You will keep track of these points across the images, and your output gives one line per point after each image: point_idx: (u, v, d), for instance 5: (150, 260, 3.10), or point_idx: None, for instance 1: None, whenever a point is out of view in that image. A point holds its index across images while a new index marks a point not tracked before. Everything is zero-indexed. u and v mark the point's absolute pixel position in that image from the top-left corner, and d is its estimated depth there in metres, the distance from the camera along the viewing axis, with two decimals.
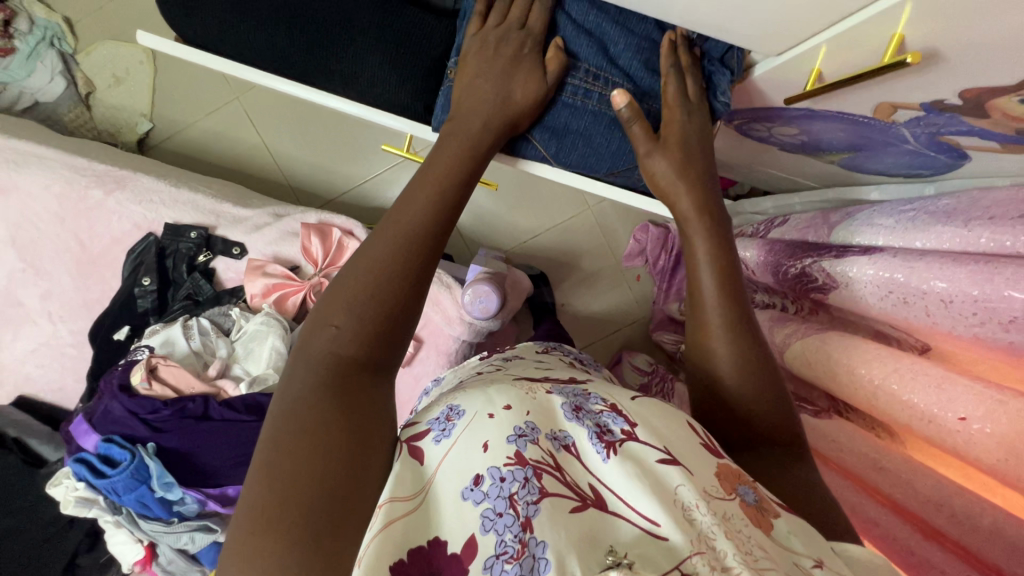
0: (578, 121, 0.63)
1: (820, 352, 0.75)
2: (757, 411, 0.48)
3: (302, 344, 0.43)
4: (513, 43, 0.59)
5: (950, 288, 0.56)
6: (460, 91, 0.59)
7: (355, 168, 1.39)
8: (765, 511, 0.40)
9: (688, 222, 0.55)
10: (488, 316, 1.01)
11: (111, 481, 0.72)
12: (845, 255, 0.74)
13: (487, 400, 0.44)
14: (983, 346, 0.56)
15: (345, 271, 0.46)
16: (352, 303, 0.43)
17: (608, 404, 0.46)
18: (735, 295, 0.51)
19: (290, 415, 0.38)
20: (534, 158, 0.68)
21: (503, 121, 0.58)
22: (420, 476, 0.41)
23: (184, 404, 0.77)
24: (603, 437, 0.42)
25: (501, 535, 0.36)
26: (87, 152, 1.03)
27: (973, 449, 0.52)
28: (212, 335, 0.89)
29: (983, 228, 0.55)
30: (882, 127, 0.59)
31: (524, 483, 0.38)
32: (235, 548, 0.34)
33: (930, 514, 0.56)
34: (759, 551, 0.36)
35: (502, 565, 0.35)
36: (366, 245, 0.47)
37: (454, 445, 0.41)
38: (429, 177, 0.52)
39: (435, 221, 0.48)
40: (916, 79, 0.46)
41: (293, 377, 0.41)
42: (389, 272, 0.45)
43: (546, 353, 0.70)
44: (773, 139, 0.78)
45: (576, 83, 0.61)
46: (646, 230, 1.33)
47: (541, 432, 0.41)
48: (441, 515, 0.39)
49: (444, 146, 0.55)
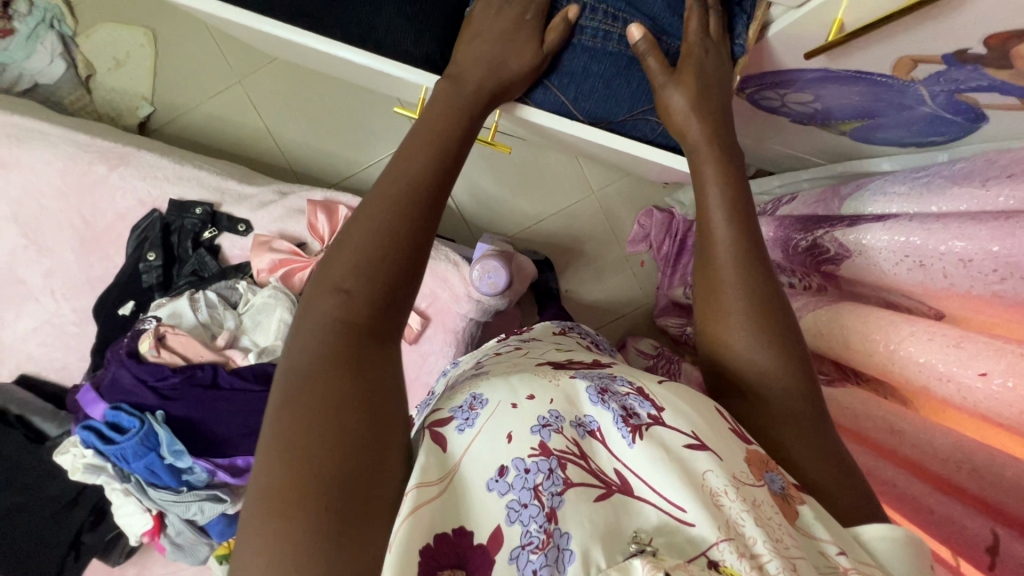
0: (598, 64, 0.64)
1: (832, 322, 0.75)
2: (770, 375, 0.45)
3: (306, 312, 0.42)
4: (516, 8, 0.60)
5: (968, 246, 0.56)
6: (461, 48, 0.60)
7: (359, 150, 1.38)
8: (792, 499, 0.39)
9: (698, 151, 0.55)
10: (497, 292, 1.01)
11: (120, 447, 0.72)
12: (857, 224, 0.74)
13: (510, 389, 0.43)
14: (1000, 304, 0.55)
15: (343, 236, 0.45)
16: (358, 267, 0.42)
17: (635, 387, 0.45)
18: (750, 249, 0.50)
19: (303, 386, 0.38)
20: (551, 107, 0.67)
21: (495, 84, 0.58)
22: (445, 463, 0.40)
23: (193, 372, 0.77)
24: (628, 420, 0.41)
25: (526, 525, 0.36)
26: (91, 129, 1.02)
27: (994, 404, 0.52)
28: (219, 308, 0.88)
29: (1003, 186, 0.55)
30: (899, 87, 0.59)
31: (549, 474, 0.37)
32: (254, 524, 0.34)
33: (949, 471, 0.56)
34: (789, 538, 0.36)
35: (527, 556, 0.35)
36: (364, 208, 0.46)
37: (478, 435, 0.40)
38: (424, 143, 0.50)
39: (434, 186, 0.48)
40: (941, 26, 0.46)
41: (299, 346, 0.40)
42: (393, 238, 0.44)
43: (562, 333, 0.70)
44: (785, 109, 0.78)
45: (595, 25, 0.62)
46: (649, 214, 1.37)
47: (565, 421, 0.41)
48: (470, 504, 0.38)
49: (431, 108, 0.54)
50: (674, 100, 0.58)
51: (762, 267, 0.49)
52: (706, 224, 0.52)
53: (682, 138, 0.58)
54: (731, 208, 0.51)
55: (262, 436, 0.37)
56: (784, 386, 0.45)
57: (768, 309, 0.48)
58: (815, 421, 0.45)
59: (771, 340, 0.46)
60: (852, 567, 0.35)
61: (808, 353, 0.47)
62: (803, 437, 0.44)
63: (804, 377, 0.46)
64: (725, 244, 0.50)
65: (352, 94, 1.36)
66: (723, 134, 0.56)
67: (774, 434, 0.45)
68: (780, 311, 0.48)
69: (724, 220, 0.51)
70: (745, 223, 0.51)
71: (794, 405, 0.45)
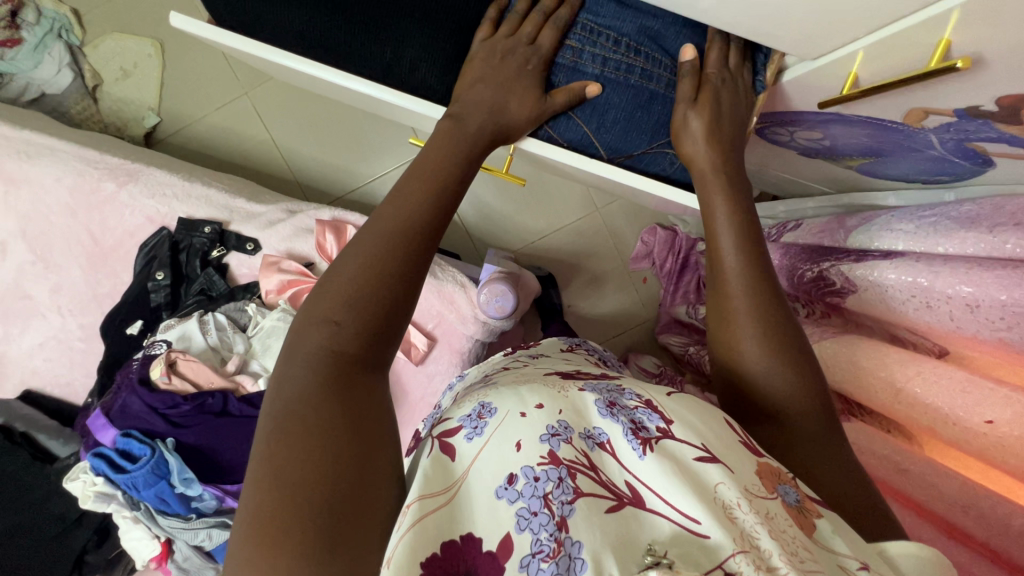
0: (620, 96, 0.63)
1: (837, 354, 0.75)
2: (785, 396, 0.46)
3: (295, 341, 0.42)
4: (519, 56, 0.60)
5: (975, 292, 0.57)
6: (460, 91, 0.60)
7: (366, 165, 1.39)
8: (809, 513, 0.39)
9: (706, 179, 0.58)
10: (504, 315, 1.02)
11: (131, 476, 0.71)
12: (863, 258, 0.75)
13: (520, 400, 0.45)
14: (1006, 350, 0.56)
15: (335, 266, 0.45)
16: (349, 297, 0.43)
17: (643, 400, 0.45)
18: (756, 280, 0.51)
19: (292, 413, 0.38)
20: (573, 137, 0.67)
21: (495, 129, 0.59)
22: (451, 473, 0.41)
23: (204, 400, 0.77)
24: (638, 433, 0.41)
25: (536, 533, 0.36)
26: (100, 146, 1.03)
27: (1000, 451, 0.53)
28: (228, 331, 0.89)
29: (1010, 234, 0.56)
30: (908, 133, 0.60)
31: (558, 483, 0.37)
32: (242, 559, 0.34)
33: (957, 515, 0.57)
34: (804, 552, 0.36)
35: (538, 564, 0.34)
36: (358, 237, 0.46)
37: (488, 444, 0.41)
38: (419, 179, 0.51)
39: (429, 215, 0.48)
40: (956, 85, 0.47)
41: (288, 372, 0.40)
42: (384, 268, 0.44)
43: (571, 350, 0.71)
44: (794, 144, 0.79)
45: (618, 58, 0.62)
46: (654, 232, 1.36)
47: (574, 432, 0.42)
48: (475, 513, 0.38)
49: (431, 145, 0.55)
50: (693, 125, 0.59)
51: (774, 292, 0.51)
52: (716, 249, 0.54)
53: (692, 161, 0.60)
54: (739, 233, 0.53)
55: (250, 465, 0.37)
56: (800, 408, 0.46)
57: (780, 331, 0.48)
58: (833, 444, 0.45)
59: (784, 361, 0.47)
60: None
61: (822, 374, 0.48)
62: (821, 460, 0.44)
63: (819, 398, 0.47)
64: (737, 273, 0.51)
65: (359, 110, 1.36)
66: (732, 163, 0.58)
67: (797, 451, 0.45)
68: (794, 334, 0.49)
69: (733, 254, 0.52)
70: (754, 252, 0.52)
71: (807, 426, 0.45)
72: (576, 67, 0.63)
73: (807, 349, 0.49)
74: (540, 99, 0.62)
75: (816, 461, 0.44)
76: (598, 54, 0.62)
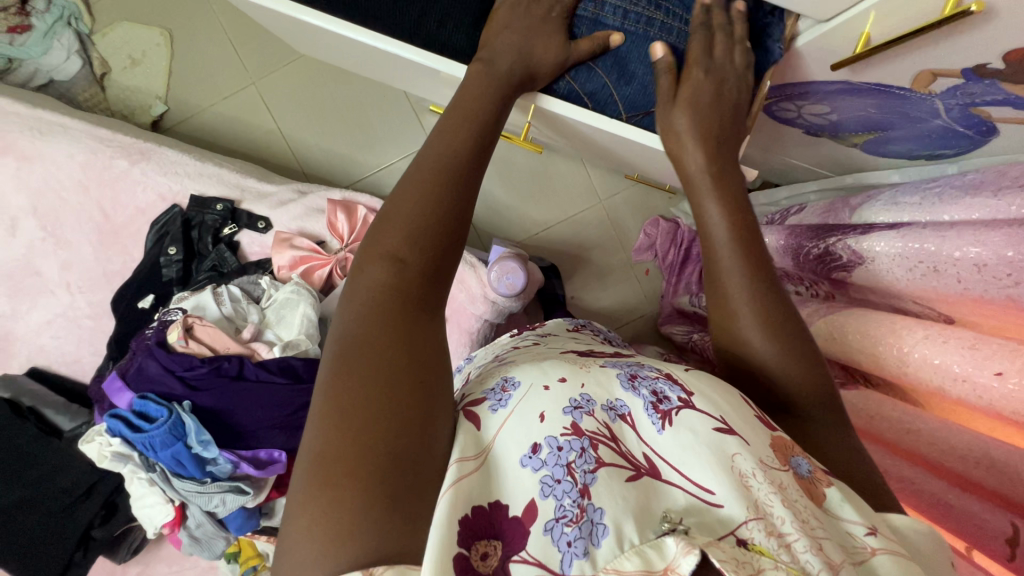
0: (639, 49, 0.66)
1: (844, 326, 0.77)
2: (776, 361, 0.47)
3: (357, 279, 0.43)
4: (544, 5, 0.62)
5: (983, 252, 0.59)
6: (486, 38, 0.62)
7: (372, 154, 1.40)
8: (819, 482, 0.40)
9: (693, 180, 0.56)
10: (514, 293, 1.02)
11: (149, 435, 0.72)
12: (871, 231, 0.76)
13: (542, 373, 0.45)
14: (1015, 308, 0.57)
15: (392, 205, 0.46)
16: (412, 236, 0.44)
17: (663, 372, 0.46)
18: (751, 241, 0.51)
19: (356, 352, 0.38)
20: (593, 88, 0.68)
21: (523, 71, 0.59)
22: (480, 441, 0.40)
23: (221, 363, 0.78)
24: (659, 406, 0.42)
25: (560, 499, 0.36)
26: (113, 125, 1.03)
27: (1011, 405, 0.53)
28: (243, 302, 0.90)
29: (1014, 196, 0.58)
30: (916, 100, 0.62)
31: (581, 453, 0.38)
32: (307, 488, 0.34)
33: (967, 470, 0.58)
34: (814, 520, 0.37)
35: (561, 529, 0.35)
36: (412, 179, 0.47)
37: (511, 415, 0.41)
38: (462, 121, 0.52)
39: (477, 162, 0.50)
40: (966, 40, 0.49)
41: (351, 312, 0.41)
42: (442, 213, 0.45)
43: (577, 331, 0.71)
44: (801, 121, 0.81)
45: (638, 11, 0.65)
46: (656, 224, 1.33)
47: (596, 404, 0.42)
48: (504, 480, 0.38)
49: (468, 84, 0.56)
50: (676, 118, 0.60)
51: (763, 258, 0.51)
52: (702, 221, 0.54)
53: (679, 161, 0.59)
54: (731, 209, 0.53)
55: (313, 401, 0.38)
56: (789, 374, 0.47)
57: (770, 297, 0.49)
58: (825, 410, 0.47)
59: (777, 326, 0.48)
60: (880, 547, 0.36)
61: (812, 338, 0.49)
62: (809, 424, 0.46)
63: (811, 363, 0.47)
64: (724, 236, 0.51)
65: (368, 100, 1.38)
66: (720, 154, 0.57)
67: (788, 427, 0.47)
68: (783, 303, 0.49)
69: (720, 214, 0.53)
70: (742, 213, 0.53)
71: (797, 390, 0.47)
72: (598, 18, 0.65)
73: (800, 327, 0.49)
74: (559, 68, 0.63)
75: (813, 437, 0.46)
76: (619, 6, 0.65)
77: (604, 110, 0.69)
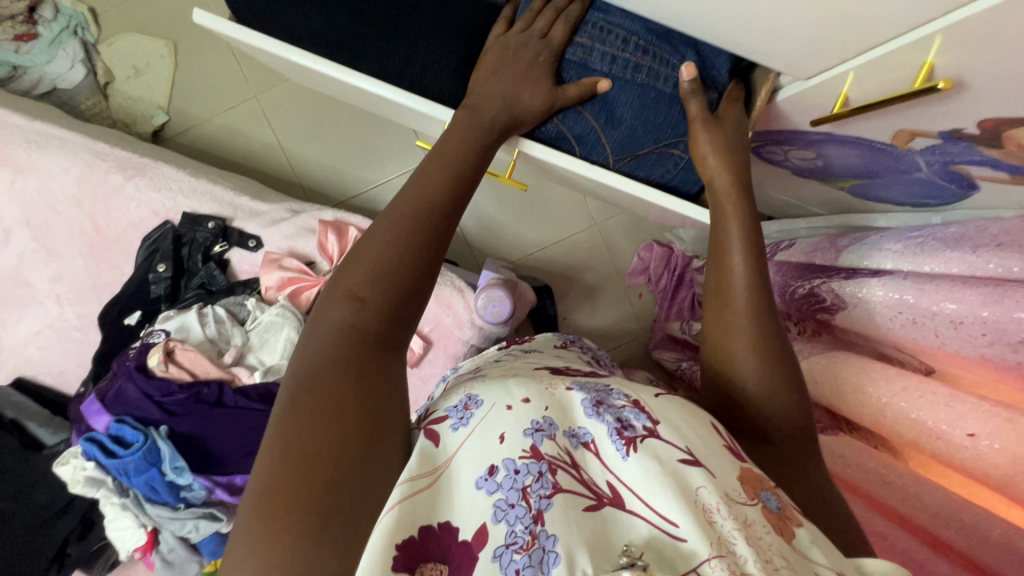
0: (627, 95, 0.66)
1: (827, 371, 0.77)
2: (767, 401, 0.46)
3: (320, 314, 0.43)
4: (531, 51, 0.63)
5: (960, 309, 0.59)
6: (475, 83, 0.63)
7: (369, 171, 1.41)
8: (788, 520, 0.37)
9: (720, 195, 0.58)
10: (500, 321, 1.02)
11: (122, 462, 0.75)
12: (854, 277, 0.77)
13: (507, 391, 0.41)
14: (989, 367, 0.58)
15: (362, 243, 0.46)
16: (375, 275, 0.44)
17: (631, 400, 0.42)
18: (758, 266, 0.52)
19: (308, 385, 0.38)
20: (581, 132, 0.68)
21: (508, 117, 0.61)
22: (434, 459, 0.38)
23: (199, 390, 0.80)
24: (623, 433, 0.38)
25: (511, 525, 0.34)
26: (109, 139, 1.04)
27: (980, 464, 0.54)
28: (227, 324, 0.92)
29: (991, 254, 0.58)
30: (897, 154, 0.62)
31: (538, 477, 0.35)
32: (247, 524, 0.34)
33: (939, 527, 0.58)
34: (779, 559, 0.34)
35: (511, 556, 0.33)
36: (384, 218, 0.48)
37: (472, 434, 0.39)
38: (440, 163, 0.53)
39: (449, 202, 0.50)
40: (940, 107, 0.50)
41: (310, 347, 0.41)
42: (410, 250, 0.46)
43: (564, 347, 0.64)
44: (788, 163, 0.82)
45: (626, 57, 0.64)
46: (650, 248, 1.34)
47: (558, 429, 0.39)
48: (456, 499, 0.36)
49: (451, 131, 0.57)
50: (710, 162, 0.60)
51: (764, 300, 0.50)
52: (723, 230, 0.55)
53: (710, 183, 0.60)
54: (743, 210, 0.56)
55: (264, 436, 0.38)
56: (780, 416, 0.46)
57: (768, 331, 0.49)
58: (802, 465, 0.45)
59: (769, 360, 0.47)
60: None
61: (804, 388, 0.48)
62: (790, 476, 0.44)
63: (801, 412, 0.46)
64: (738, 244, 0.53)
65: (366, 116, 1.39)
66: (746, 187, 0.58)
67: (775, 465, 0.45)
68: (777, 344, 0.49)
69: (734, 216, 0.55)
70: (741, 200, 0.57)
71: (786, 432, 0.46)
72: (585, 64, 0.65)
73: (794, 370, 0.48)
74: (548, 109, 0.64)
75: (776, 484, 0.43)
76: (607, 52, 0.64)
77: (590, 153, 0.70)
